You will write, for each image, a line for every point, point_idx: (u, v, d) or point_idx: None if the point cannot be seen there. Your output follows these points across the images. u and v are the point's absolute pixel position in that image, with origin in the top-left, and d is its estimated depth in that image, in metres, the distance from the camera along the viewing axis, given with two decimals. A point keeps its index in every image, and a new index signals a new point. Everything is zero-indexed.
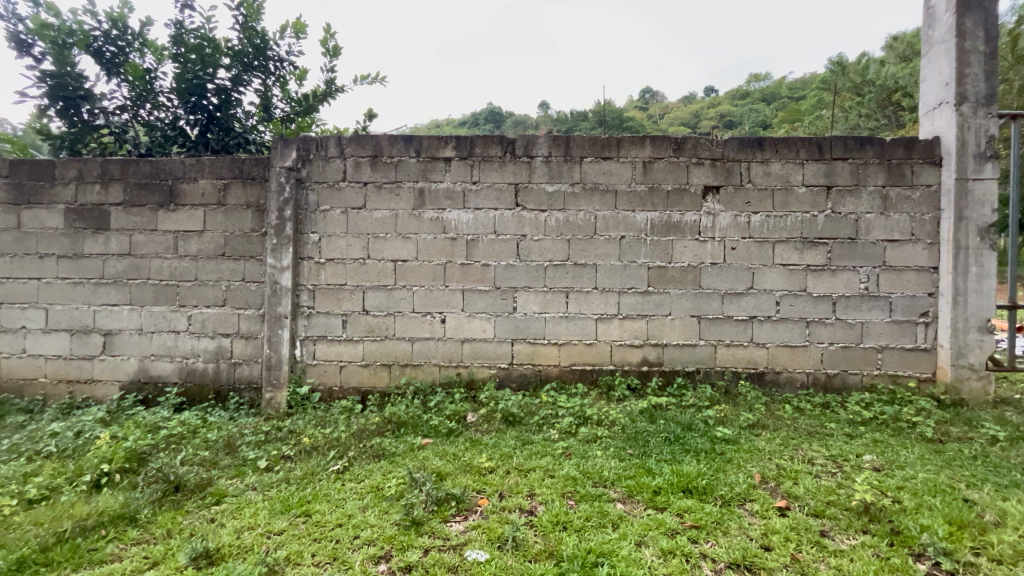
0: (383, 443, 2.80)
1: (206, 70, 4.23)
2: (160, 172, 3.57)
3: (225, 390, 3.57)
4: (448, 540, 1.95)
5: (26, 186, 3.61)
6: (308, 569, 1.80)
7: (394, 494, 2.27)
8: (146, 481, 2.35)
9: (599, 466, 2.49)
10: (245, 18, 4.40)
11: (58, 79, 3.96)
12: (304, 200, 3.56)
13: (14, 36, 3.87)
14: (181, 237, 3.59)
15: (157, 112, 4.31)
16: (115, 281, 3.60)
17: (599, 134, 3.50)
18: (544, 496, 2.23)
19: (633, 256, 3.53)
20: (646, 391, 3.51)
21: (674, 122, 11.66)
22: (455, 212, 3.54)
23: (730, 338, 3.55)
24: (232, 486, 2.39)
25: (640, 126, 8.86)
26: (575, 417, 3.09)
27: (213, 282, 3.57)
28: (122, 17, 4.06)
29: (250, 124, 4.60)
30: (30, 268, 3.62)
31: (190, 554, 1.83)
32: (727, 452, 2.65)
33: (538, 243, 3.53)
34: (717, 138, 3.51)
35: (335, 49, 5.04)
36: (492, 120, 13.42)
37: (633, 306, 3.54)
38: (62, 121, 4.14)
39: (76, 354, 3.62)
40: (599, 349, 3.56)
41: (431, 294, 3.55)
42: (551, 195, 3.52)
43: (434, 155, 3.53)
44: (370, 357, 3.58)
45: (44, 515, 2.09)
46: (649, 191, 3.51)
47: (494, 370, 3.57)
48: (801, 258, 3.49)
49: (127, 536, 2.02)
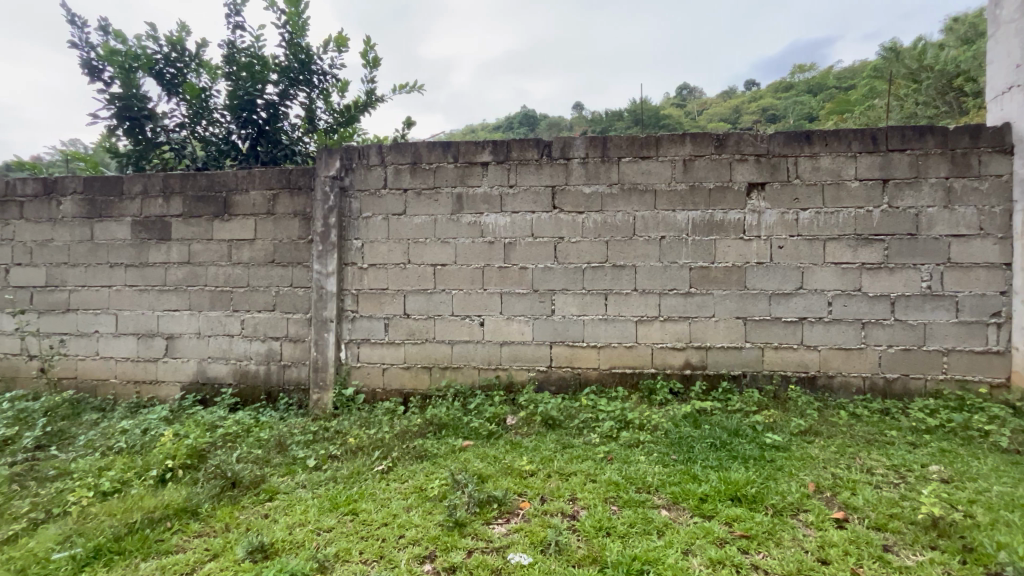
0: (425, 445, 2.85)
1: (256, 86, 4.45)
2: (215, 184, 3.78)
3: (276, 391, 3.73)
4: (491, 542, 1.96)
5: (97, 201, 3.90)
6: (356, 566, 1.85)
7: (438, 494, 2.31)
8: (206, 476, 2.49)
9: (642, 472, 2.44)
10: (291, 35, 4.60)
11: (125, 101, 4.27)
12: (347, 208, 3.68)
13: (87, 63, 4.20)
14: (234, 245, 3.78)
15: (212, 128, 4.57)
16: (176, 288, 3.84)
17: (637, 133, 3.44)
18: (587, 501, 2.21)
19: (674, 256, 3.45)
20: (689, 396, 3.41)
21: (714, 118, 11.32)
22: (492, 216, 3.57)
23: (779, 340, 3.40)
24: (284, 484, 2.50)
25: (678, 124, 8.64)
26: (615, 421, 3.05)
27: (263, 287, 3.75)
28: (180, 40, 4.34)
29: (296, 136, 4.82)
30: (101, 277, 3.91)
31: (247, 547, 1.92)
32: (777, 459, 2.54)
33: (576, 246, 3.51)
34: (761, 133, 3.39)
35: (374, 61, 5.20)
36: (526, 123, 13.45)
37: (675, 308, 3.45)
38: (128, 140, 4.46)
39: (142, 356, 3.87)
40: (640, 352, 3.49)
41: (470, 297, 3.59)
42: (589, 197, 3.50)
43: (471, 160, 3.58)
44: (411, 359, 3.65)
45: (117, 506, 2.24)
46: (690, 189, 3.43)
47: (533, 373, 3.56)
48: (855, 257, 3.31)
49: (190, 529, 2.14)
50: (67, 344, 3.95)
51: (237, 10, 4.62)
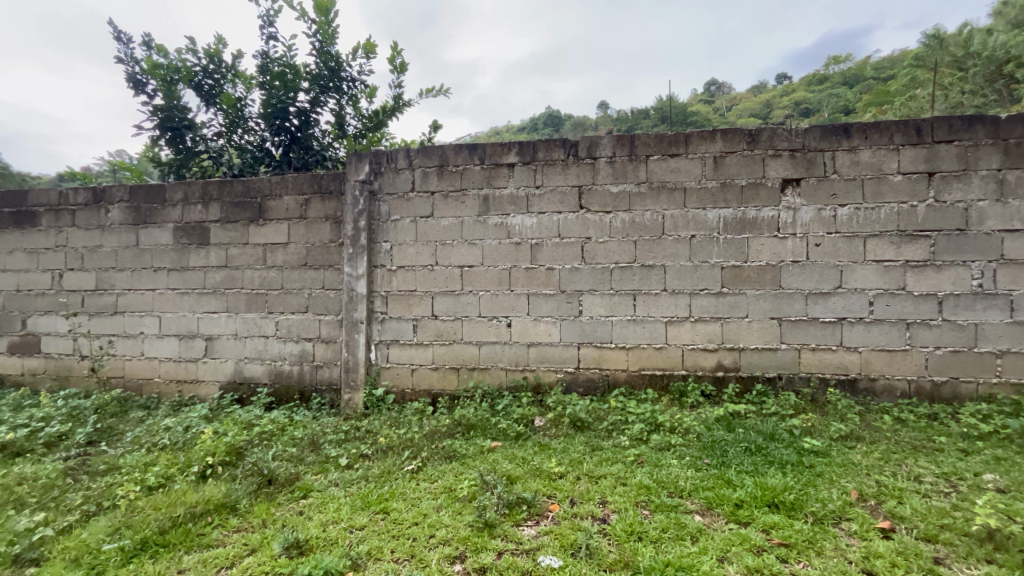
0: (453, 445, 2.87)
1: (288, 94, 4.58)
2: (250, 191, 3.91)
3: (309, 391, 3.82)
4: (521, 544, 1.95)
5: (142, 208, 4.08)
6: (388, 564, 1.87)
7: (467, 495, 2.32)
8: (244, 473, 2.57)
9: (674, 476, 2.39)
10: (321, 43, 4.72)
11: (167, 112, 4.47)
12: (376, 211, 3.74)
13: (132, 77, 4.42)
14: (269, 249, 3.90)
15: (247, 136, 4.73)
16: (215, 291, 3.98)
17: (665, 130, 3.38)
18: (617, 505, 2.18)
19: (705, 256, 3.37)
20: (721, 399, 3.32)
21: (744, 113, 11.01)
22: (519, 216, 3.57)
23: (816, 341, 3.28)
24: (317, 482, 2.55)
25: (707, 120, 8.44)
26: (645, 423, 2.99)
27: (297, 290, 3.85)
28: (218, 52, 4.51)
29: (326, 141, 4.94)
30: (146, 280, 4.09)
31: (283, 543, 1.97)
32: (816, 465, 2.44)
33: (603, 246, 3.48)
34: (796, 127, 3.29)
35: (401, 66, 5.29)
36: (550, 123, 13.41)
37: (706, 308, 3.37)
38: (170, 149, 4.67)
39: (184, 356, 4.03)
40: (670, 353, 3.42)
41: (497, 298, 3.60)
42: (616, 196, 3.45)
43: (497, 161, 3.58)
44: (439, 360, 3.68)
45: (162, 500, 2.33)
46: (721, 187, 3.35)
47: (561, 374, 3.54)
48: (898, 254, 3.17)
49: (229, 524, 2.21)
50: (116, 344, 4.15)
51: (270, 22, 4.77)
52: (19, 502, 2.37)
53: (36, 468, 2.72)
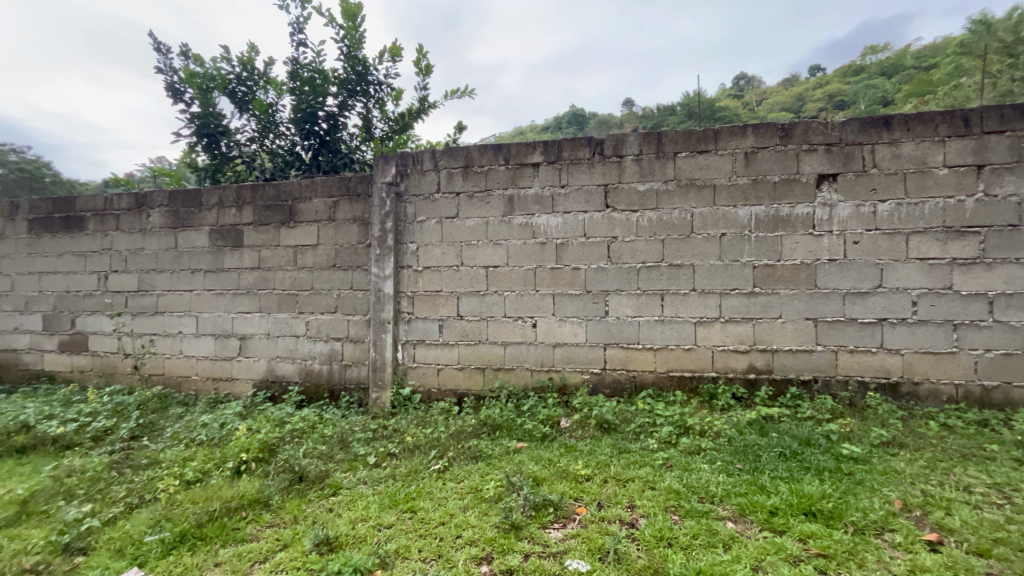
0: (479, 446, 2.87)
1: (318, 99, 4.69)
2: (282, 194, 4.01)
3: (338, 390, 3.89)
4: (548, 546, 1.94)
5: (180, 212, 4.24)
6: (416, 564, 1.88)
7: (493, 496, 2.32)
8: (276, 470, 2.64)
9: (704, 481, 2.33)
10: (349, 48, 4.81)
11: (203, 119, 4.63)
12: (403, 212, 3.78)
13: (171, 86, 4.59)
14: (299, 250, 3.99)
15: (278, 141, 4.86)
16: (249, 291, 4.10)
17: (694, 127, 3.31)
18: (646, 509, 2.14)
19: (736, 255, 3.28)
20: (754, 402, 3.22)
21: (775, 107, 10.67)
22: (544, 216, 3.55)
23: (854, 343, 3.15)
24: (346, 480, 2.59)
25: (736, 115, 8.19)
26: (674, 426, 2.93)
27: (326, 290, 3.93)
28: (250, 60, 4.65)
29: (354, 144, 5.03)
30: (184, 281, 4.25)
31: (314, 539, 2.01)
32: (856, 473, 2.34)
33: (630, 245, 3.42)
34: (833, 121, 3.17)
35: (427, 68, 5.34)
36: (575, 122, 13.30)
37: (737, 309, 3.28)
38: (206, 155, 4.84)
39: (219, 355, 4.17)
40: (700, 354, 3.34)
41: (522, 298, 3.59)
42: (643, 195, 3.40)
43: (522, 161, 3.57)
44: (465, 360, 3.69)
45: (199, 495, 2.42)
46: (753, 183, 3.25)
47: (587, 375, 3.50)
48: (944, 252, 3.01)
49: (263, 519, 2.27)
50: (156, 343, 4.32)
51: (299, 28, 4.89)
52: (69, 493, 2.50)
53: (84, 461, 2.86)
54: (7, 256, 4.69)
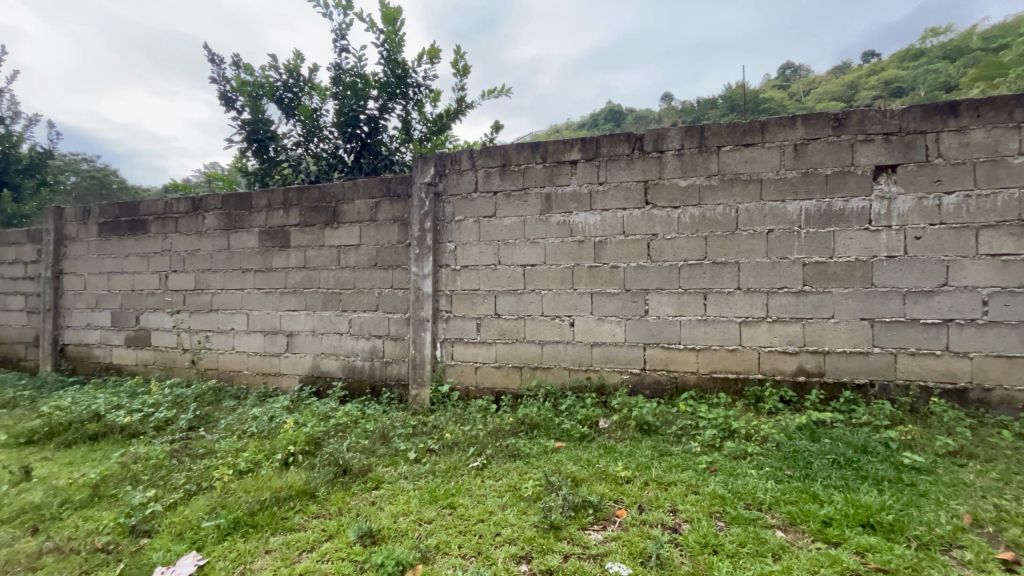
0: (517, 444, 2.88)
1: (359, 103, 4.82)
2: (326, 196, 4.15)
3: (379, 386, 3.99)
4: (588, 548, 1.92)
5: (232, 215, 4.45)
6: (456, 559, 1.90)
7: (532, 495, 2.31)
8: (322, 462, 2.74)
9: (751, 487, 2.24)
10: (389, 51, 4.91)
11: (253, 125, 4.85)
12: (441, 212, 3.83)
13: (224, 95, 4.83)
14: (342, 250, 4.12)
15: (322, 144, 5.02)
16: (295, 290, 4.27)
17: (739, 119, 3.19)
18: (689, 514, 2.08)
19: (784, 252, 3.13)
20: (803, 406, 3.07)
21: (824, 97, 10.13)
22: (582, 214, 3.51)
23: (916, 345, 2.95)
24: (388, 474, 2.66)
25: (782, 106, 7.83)
26: (718, 429, 2.84)
27: (368, 289, 4.03)
28: (296, 67, 4.83)
29: (394, 146, 5.14)
30: (237, 281, 4.46)
31: (358, 531, 2.07)
32: (919, 484, 2.20)
33: (671, 243, 3.33)
34: (891, 109, 2.98)
35: (464, 69, 5.40)
36: (612, 119, 13.09)
37: (785, 308, 3.14)
38: (256, 160, 5.06)
39: (268, 351, 4.35)
40: (745, 356, 3.22)
41: (560, 297, 3.56)
42: (685, 190, 3.30)
43: (560, 159, 3.55)
44: (502, 358, 3.70)
45: (251, 484, 2.53)
46: (803, 177, 3.10)
47: (626, 376, 3.44)
48: (1019, 247, 2.78)
49: (309, 510, 2.35)
50: (211, 339, 4.56)
51: (342, 34, 5.04)
52: (135, 479, 2.68)
53: (148, 449, 3.06)
54: (80, 257, 5.06)
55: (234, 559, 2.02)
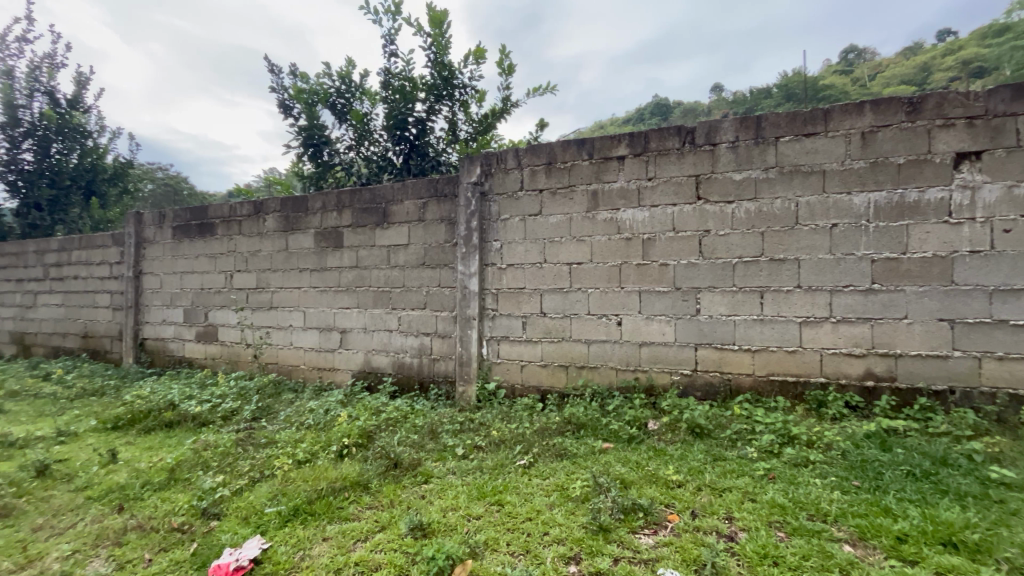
0: (565, 443, 2.86)
1: (407, 105, 4.94)
2: (377, 197, 4.28)
3: (427, 383, 4.08)
4: (639, 552, 1.87)
5: (291, 217, 4.68)
6: (504, 556, 1.91)
7: (580, 496, 2.29)
8: (374, 455, 2.83)
9: (814, 497, 2.12)
10: (436, 54, 5.00)
11: (309, 131, 5.08)
12: (487, 211, 3.87)
13: (282, 103, 5.09)
14: (392, 250, 4.23)
15: (372, 147, 5.19)
16: (348, 289, 4.43)
17: (799, 108, 3.02)
18: (746, 523, 1.99)
19: (850, 247, 2.94)
20: (872, 412, 2.87)
21: (893, 80, 9.41)
22: (630, 211, 3.43)
23: (1003, 349, 2.70)
24: (437, 469, 2.71)
25: (845, 92, 7.34)
26: (776, 435, 2.70)
27: (416, 288, 4.13)
28: (348, 74, 5.01)
29: (441, 147, 5.23)
30: (294, 280, 4.69)
31: (409, 524, 2.12)
32: (1009, 501, 2.00)
33: (724, 239, 3.20)
34: (975, 90, 2.73)
35: (510, 68, 5.42)
36: (659, 113, 12.73)
37: (852, 307, 2.94)
38: (312, 164, 5.30)
39: (323, 347, 4.54)
40: (806, 358, 3.04)
41: (608, 295, 3.50)
42: (740, 184, 3.16)
43: (607, 155, 3.48)
44: (548, 357, 3.69)
45: (309, 474, 2.65)
46: (872, 167, 2.89)
47: (676, 377, 3.33)
48: None
49: (363, 501, 2.44)
50: (271, 335, 4.81)
51: (391, 40, 5.19)
52: (205, 465, 2.88)
53: (217, 437, 3.28)
54: (157, 259, 5.48)
55: (294, 544, 2.12)
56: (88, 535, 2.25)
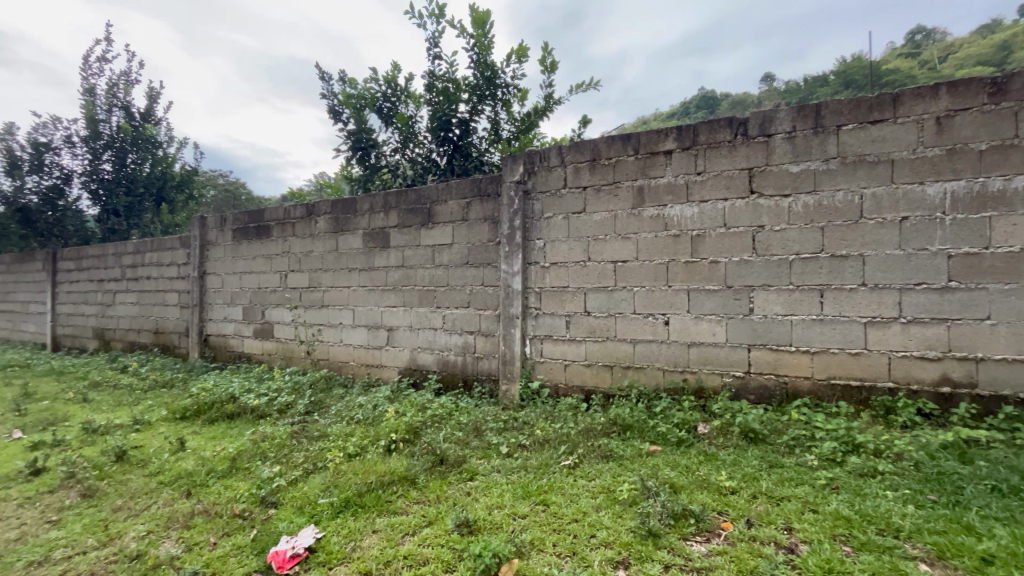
0: (610, 445, 2.80)
1: (451, 106, 5.01)
2: (422, 198, 4.36)
3: (471, 381, 4.12)
4: (691, 560, 1.81)
5: (340, 218, 4.85)
6: (551, 557, 1.89)
7: (628, 499, 2.24)
8: (421, 451, 2.89)
9: (884, 510, 1.97)
10: (479, 54, 5.04)
11: (357, 135, 5.25)
12: (531, 210, 3.85)
13: (332, 109, 5.27)
14: (436, 249, 4.30)
15: (417, 149, 5.29)
16: (394, 288, 4.54)
17: (863, 94, 2.83)
18: (808, 535, 1.87)
19: (923, 242, 2.72)
20: (949, 421, 2.64)
21: (969, 61, 8.64)
22: (677, 207, 3.32)
23: None
24: (481, 466, 2.73)
25: (913, 76, 6.80)
26: (839, 442, 2.54)
27: (460, 286, 4.17)
28: (394, 78, 5.14)
29: (484, 147, 5.27)
30: (344, 279, 4.85)
31: (456, 520, 2.14)
32: None
33: (780, 234, 3.04)
34: None
35: (552, 65, 5.38)
36: (706, 106, 12.29)
37: (924, 307, 2.72)
38: (360, 167, 5.47)
39: (371, 344, 4.68)
40: (872, 361, 2.84)
41: (654, 294, 3.41)
42: (797, 177, 2.99)
43: (653, 149, 3.39)
44: (592, 357, 3.63)
45: (360, 467, 2.73)
46: (949, 154, 2.67)
47: (727, 379, 3.20)
48: None
49: (411, 495, 2.48)
50: (323, 332, 5.01)
51: (434, 43, 5.27)
52: (264, 455, 3.03)
53: (274, 430, 3.44)
54: (219, 260, 5.82)
55: (346, 535, 2.19)
56: (160, 517, 2.42)
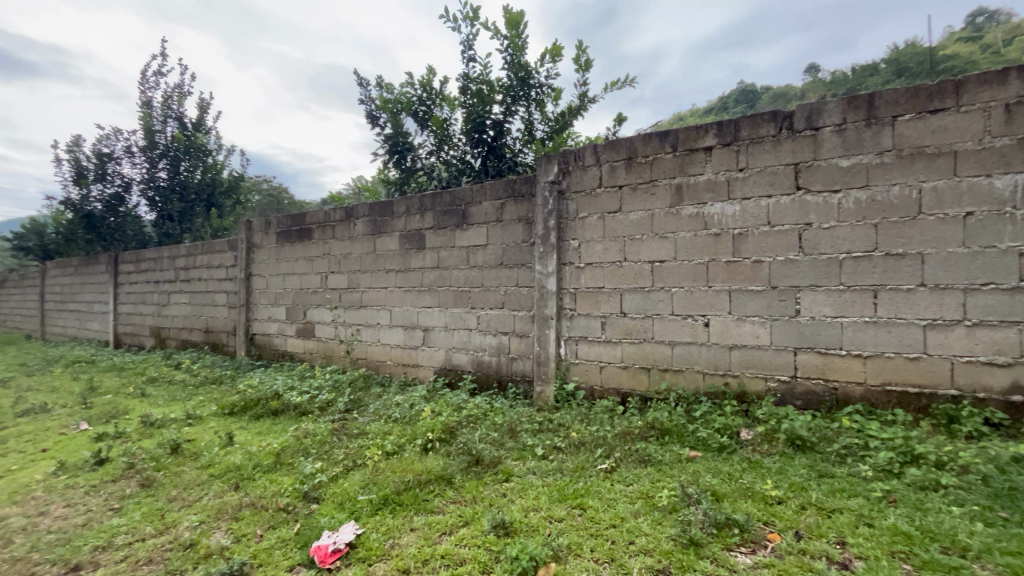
0: (648, 449, 2.74)
1: (485, 108, 5.03)
2: (457, 200, 4.40)
3: (506, 381, 4.12)
4: (736, 572, 1.74)
5: (378, 221, 4.96)
6: (588, 563, 1.86)
7: (667, 506, 2.18)
8: (457, 451, 2.91)
9: (949, 527, 1.84)
10: (513, 55, 5.04)
11: (394, 139, 5.35)
12: (565, 210, 3.82)
13: (370, 113, 5.40)
14: (471, 250, 4.33)
15: (452, 151, 5.35)
16: (430, 288, 4.61)
17: (921, 82, 2.66)
18: (863, 551, 1.77)
19: (990, 239, 2.53)
20: (1020, 432, 2.44)
21: None
22: (718, 205, 3.22)
23: None
24: (517, 468, 2.72)
25: (976, 61, 6.34)
26: (896, 453, 2.39)
27: (495, 287, 4.19)
28: (429, 81, 5.21)
29: (517, 148, 5.27)
30: (381, 280, 4.96)
31: (492, 521, 2.14)
32: None
33: (829, 232, 2.89)
34: None
35: (586, 63, 5.33)
36: (746, 100, 11.88)
37: (992, 309, 2.53)
38: (396, 170, 5.57)
39: (407, 344, 4.76)
40: (932, 366, 2.66)
41: (693, 295, 3.32)
42: (848, 171, 2.84)
43: (692, 146, 3.29)
44: (629, 358, 3.56)
45: (397, 466, 2.78)
46: (1020, 144, 2.47)
47: (771, 383, 3.07)
48: None
49: (447, 495, 2.50)
50: (361, 332, 5.13)
51: (469, 45, 5.31)
52: (306, 451, 3.13)
53: (316, 426, 3.55)
54: (264, 262, 6.06)
55: (385, 532, 2.23)
56: (211, 508, 2.53)
